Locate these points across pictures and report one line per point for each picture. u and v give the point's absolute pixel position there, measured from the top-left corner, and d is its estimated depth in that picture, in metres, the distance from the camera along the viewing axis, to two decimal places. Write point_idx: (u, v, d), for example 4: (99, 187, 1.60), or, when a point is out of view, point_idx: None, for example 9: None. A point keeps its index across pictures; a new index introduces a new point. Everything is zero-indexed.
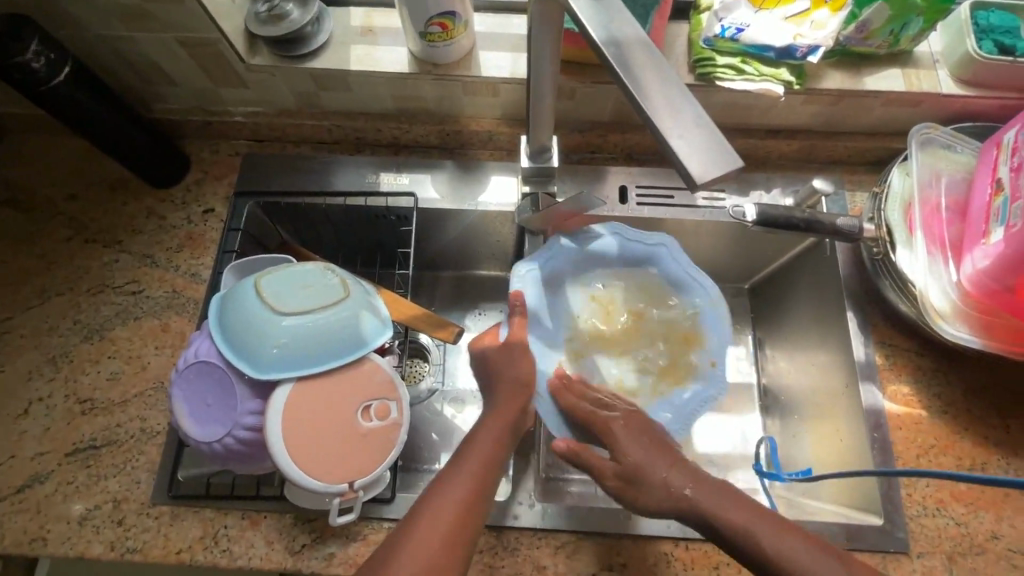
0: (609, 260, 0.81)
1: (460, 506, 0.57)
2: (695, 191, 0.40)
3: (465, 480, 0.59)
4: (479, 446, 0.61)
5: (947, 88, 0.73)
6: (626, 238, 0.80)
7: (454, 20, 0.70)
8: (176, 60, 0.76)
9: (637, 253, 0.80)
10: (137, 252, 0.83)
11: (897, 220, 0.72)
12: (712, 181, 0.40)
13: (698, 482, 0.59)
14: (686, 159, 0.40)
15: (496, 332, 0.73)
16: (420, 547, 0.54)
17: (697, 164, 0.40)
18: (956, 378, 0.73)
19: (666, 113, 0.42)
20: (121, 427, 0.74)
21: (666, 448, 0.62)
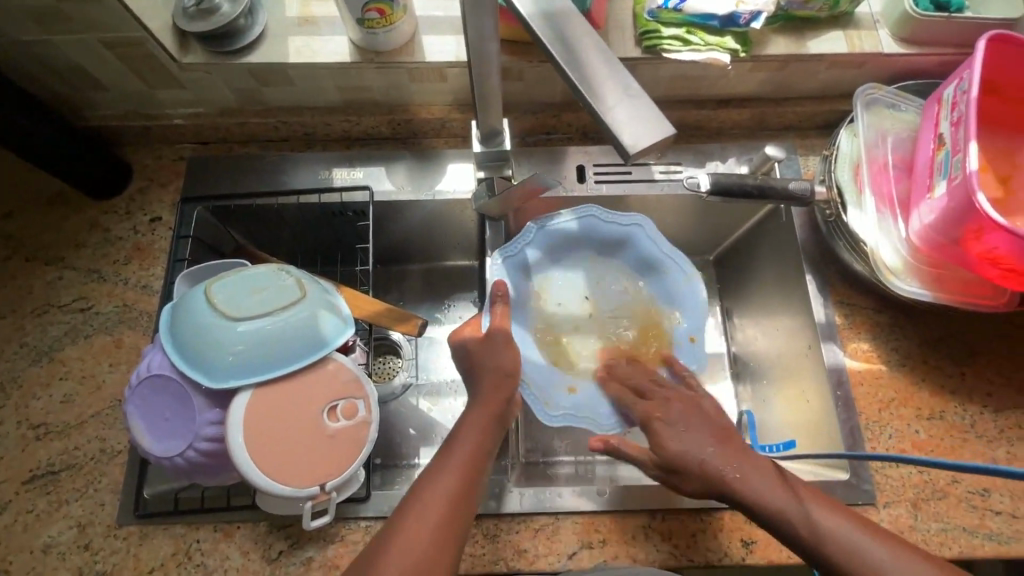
0: (584, 242, 0.83)
1: (449, 498, 0.57)
2: (630, 162, 0.41)
3: (454, 470, 0.59)
4: (460, 446, 0.61)
5: (888, 48, 0.74)
6: (605, 221, 0.81)
7: (392, 5, 0.68)
8: (103, 62, 0.72)
9: (612, 234, 0.82)
10: (82, 267, 0.80)
11: (846, 180, 0.73)
12: (645, 151, 0.40)
13: (740, 459, 0.61)
14: (619, 131, 0.40)
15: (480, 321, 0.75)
16: (405, 548, 0.54)
17: (631, 135, 0.40)
18: (911, 331, 0.75)
19: (598, 86, 0.42)
20: (79, 449, 0.71)
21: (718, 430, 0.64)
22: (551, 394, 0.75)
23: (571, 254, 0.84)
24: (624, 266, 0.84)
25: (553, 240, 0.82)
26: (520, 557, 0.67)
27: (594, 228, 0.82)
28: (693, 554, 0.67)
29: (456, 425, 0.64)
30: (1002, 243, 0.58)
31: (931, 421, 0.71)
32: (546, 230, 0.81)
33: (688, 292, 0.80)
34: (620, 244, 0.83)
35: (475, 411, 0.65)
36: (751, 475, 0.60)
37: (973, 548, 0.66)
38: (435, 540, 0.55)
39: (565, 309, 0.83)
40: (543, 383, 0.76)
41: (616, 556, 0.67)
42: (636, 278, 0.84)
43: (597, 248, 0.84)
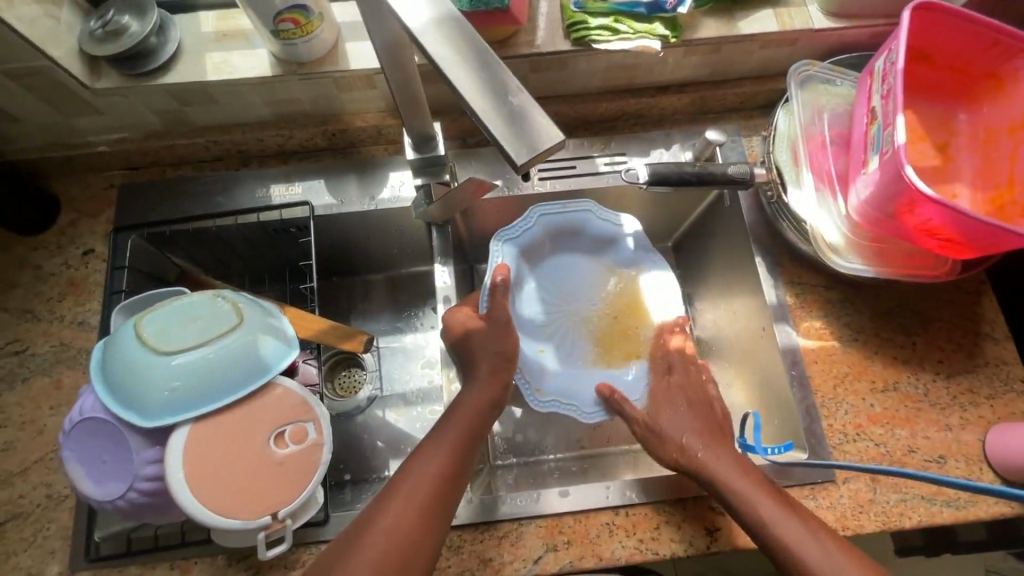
0: (579, 235, 0.84)
1: (448, 464, 0.60)
2: (521, 172, 0.39)
3: (455, 436, 0.62)
4: (443, 438, 0.62)
5: (818, 23, 0.73)
6: (601, 217, 0.82)
7: (306, 14, 0.66)
8: (10, 94, 0.69)
9: (608, 232, 0.83)
10: (14, 308, 0.77)
11: (786, 160, 0.73)
12: (535, 159, 0.38)
13: (711, 448, 0.64)
14: (505, 139, 0.38)
15: (479, 301, 0.75)
16: (409, 498, 0.56)
17: (519, 147, 0.38)
18: (862, 304, 0.76)
19: (485, 95, 0.40)
20: (24, 498, 0.69)
21: (705, 419, 0.68)
22: (541, 378, 0.76)
23: (571, 248, 0.85)
24: (615, 265, 0.84)
25: (555, 231, 0.83)
26: (486, 567, 0.66)
27: (591, 224, 0.82)
28: (658, 547, 0.67)
29: (440, 420, 0.64)
30: (935, 214, 0.58)
31: (885, 394, 0.72)
32: (545, 220, 0.81)
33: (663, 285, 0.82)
34: (613, 245, 0.84)
35: (462, 403, 0.65)
36: (721, 460, 0.62)
37: (931, 515, 0.66)
38: (414, 533, 0.54)
39: (559, 300, 0.83)
40: (534, 368, 0.77)
41: (582, 556, 0.66)
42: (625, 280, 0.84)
43: (591, 245, 0.84)
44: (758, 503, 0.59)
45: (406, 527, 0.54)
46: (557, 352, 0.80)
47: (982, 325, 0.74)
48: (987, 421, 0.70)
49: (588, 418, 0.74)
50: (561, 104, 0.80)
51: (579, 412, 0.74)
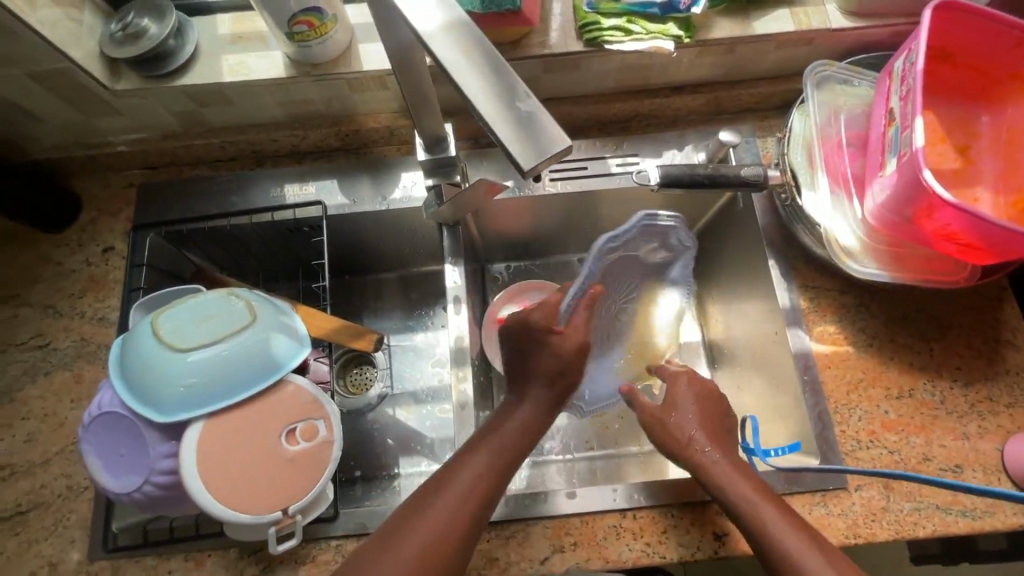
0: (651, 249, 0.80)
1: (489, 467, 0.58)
2: (527, 177, 0.39)
3: (495, 440, 0.61)
4: (490, 454, 0.59)
5: (836, 22, 0.72)
6: (677, 236, 0.78)
7: (320, 16, 0.67)
8: (34, 95, 0.70)
9: (670, 250, 0.80)
10: (38, 303, 0.79)
11: (801, 162, 0.72)
12: (540, 165, 0.38)
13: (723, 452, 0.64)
14: (511, 145, 0.39)
15: (557, 314, 0.70)
16: (455, 496, 0.56)
17: (526, 152, 0.38)
18: (878, 309, 0.74)
19: (493, 99, 0.40)
20: (46, 488, 0.71)
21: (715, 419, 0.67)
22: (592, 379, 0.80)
23: (644, 260, 0.81)
24: (658, 282, 0.84)
25: (641, 242, 0.77)
26: (493, 566, 0.66)
27: (669, 239, 0.78)
28: (665, 551, 0.67)
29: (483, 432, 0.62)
30: (953, 219, 0.57)
31: (900, 401, 0.70)
32: (643, 229, 0.76)
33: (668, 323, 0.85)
34: (667, 260, 0.82)
35: (507, 420, 0.62)
36: (724, 462, 0.62)
37: (946, 525, 0.65)
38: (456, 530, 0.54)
39: (613, 309, 0.81)
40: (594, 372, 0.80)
41: (589, 558, 0.66)
42: (658, 295, 0.85)
43: (653, 260, 0.81)
44: (761, 509, 0.58)
45: (440, 531, 0.53)
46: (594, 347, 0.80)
47: (1003, 331, 0.73)
48: (1006, 430, 0.69)
49: (584, 412, 0.81)
50: (572, 104, 0.80)
51: (583, 409, 0.80)
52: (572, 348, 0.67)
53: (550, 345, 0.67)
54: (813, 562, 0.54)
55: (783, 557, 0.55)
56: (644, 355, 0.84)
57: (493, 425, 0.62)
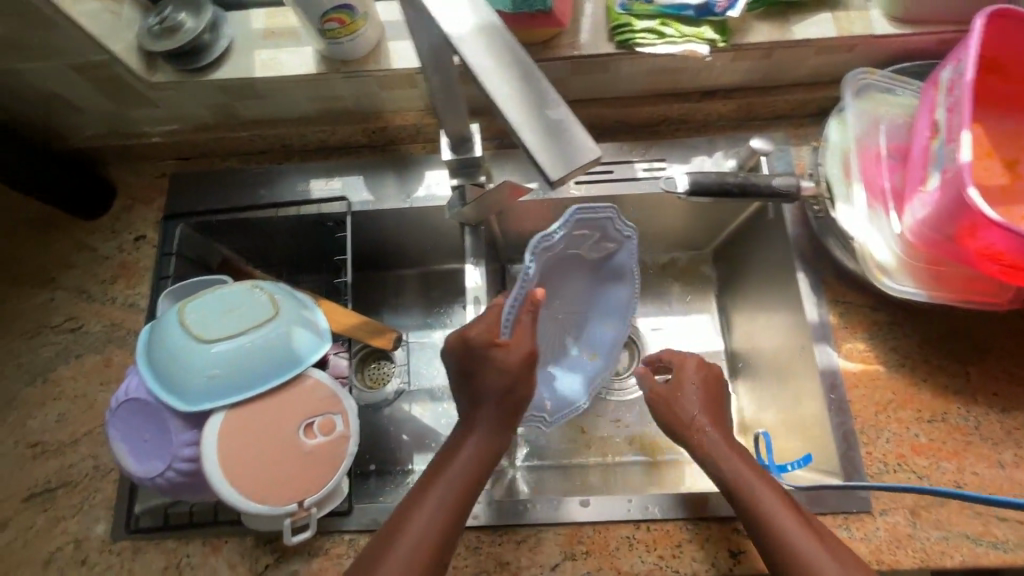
0: (589, 241, 0.73)
1: (478, 452, 0.61)
2: (554, 187, 0.39)
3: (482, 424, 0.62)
4: (439, 500, 0.58)
5: (880, 29, 0.69)
6: (611, 227, 0.71)
7: (351, 14, 0.67)
8: (74, 86, 0.72)
9: (607, 241, 0.74)
10: (72, 287, 0.81)
11: (837, 174, 0.70)
12: (568, 175, 0.38)
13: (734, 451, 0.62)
14: (539, 154, 0.38)
15: (500, 325, 0.64)
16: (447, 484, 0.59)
17: (554, 160, 0.38)
18: (911, 328, 0.72)
19: (520, 104, 0.39)
20: (74, 467, 0.73)
21: (716, 405, 0.67)
22: (547, 392, 0.77)
23: (582, 252, 0.75)
24: (603, 272, 0.78)
25: (575, 236, 0.71)
26: (503, 569, 0.66)
27: (599, 229, 0.71)
28: (679, 565, 0.65)
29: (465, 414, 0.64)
30: (998, 239, 0.54)
31: (932, 424, 0.68)
32: (568, 228, 0.69)
33: (616, 315, 0.79)
34: (606, 251, 0.75)
35: (451, 462, 0.60)
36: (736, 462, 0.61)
37: (976, 557, 0.62)
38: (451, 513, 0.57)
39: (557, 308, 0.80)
40: (549, 380, 0.78)
41: (600, 567, 0.66)
42: (602, 284, 0.79)
43: (592, 252, 0.75)
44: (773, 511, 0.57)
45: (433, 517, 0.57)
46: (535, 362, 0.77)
47: None
48: None
49: (552, 425, 0.77)
50: (601, 107, 0.78)
51: (548, 423, 0.75)
52: (519, 358, 0.62)
53: (493, 360, 0.62)
54: (823, 560, 0.53)
55: (791, 555, 0.55)
56: (601, 347, 0.80)
57: (437, 469, 0.60)
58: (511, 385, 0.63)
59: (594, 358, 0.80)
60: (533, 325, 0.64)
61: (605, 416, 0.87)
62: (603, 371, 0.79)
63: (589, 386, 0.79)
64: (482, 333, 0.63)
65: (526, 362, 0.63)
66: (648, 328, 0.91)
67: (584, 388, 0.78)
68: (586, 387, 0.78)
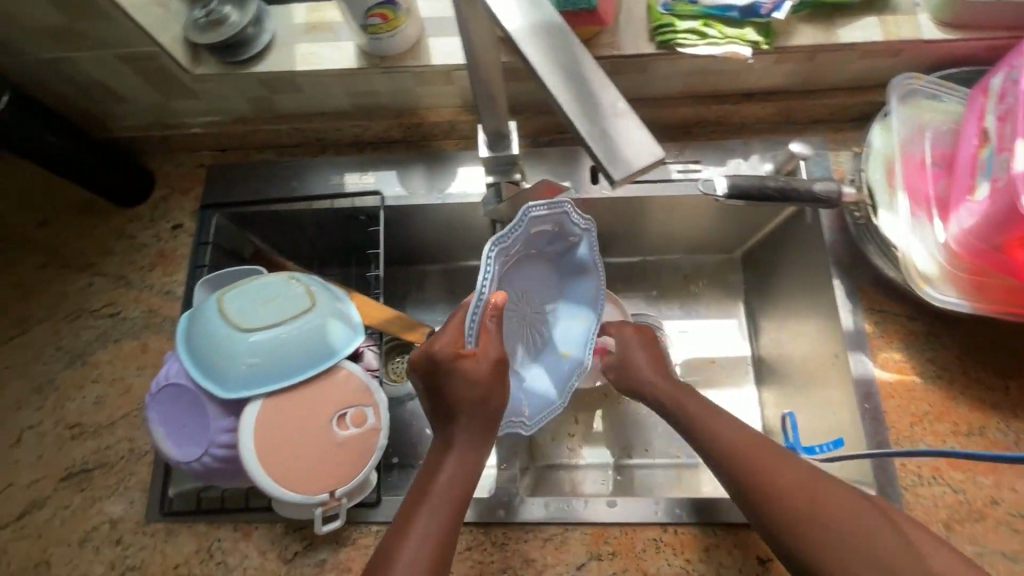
0: (544, 236, 0.68)
1: (467, 448, 0.57)
2: (615, 188, 0.39)
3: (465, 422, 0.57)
4: (429, 526, 0.53)
5: (929, 34, 0.68)
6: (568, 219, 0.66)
7: (395, 10, 0.67)
8: (121, 76, 0.74)
9: (564, 234, 0.68)
10: (111, 273, 0.83)
11: (879, 181, 0.69)
12: (632, 176, 0.37)
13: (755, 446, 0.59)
14: (603, 154, 0.38)
15: (464, 334, 0.59)
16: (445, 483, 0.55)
17: (616, 161, 0.38)
18: (950, 340, 0.71)
19: (582, 104, 0.39)
20: (110, 449, 0.75)
21: (661, 364, 0.73)
22: (522, 402, 0.69)
23: (536, 248, 0.69)
24: (564, 266, 0.72)
25: (531, 233, 0.65)
26: (528, 567, 0.67)
27: (556, 223, 0.66)
28: (705, 570, 0.65)
29: (442, 415, 0.58)
30: None
31: (969, 438, 0.67)
32: (528, 223, 0.63)
33: (586, 308, 0.73)
34: (567, 243, 0.70)
35: (433, 485, 0.55)
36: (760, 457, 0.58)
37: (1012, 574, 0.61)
38: (453, 505, 0.54)
39: (518, 312, 0.72)
40: (523, 388, 0.70)
41: (627, 568, 0.66)
42: (564, 279, 0.73)
43: (550, 246, 0.70)
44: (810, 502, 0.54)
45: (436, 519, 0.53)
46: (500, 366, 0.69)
47: None
48: None
49: (532, 430, 0.70)
50: (638, 108, 0.78)
51: (528, 428, 0.69)
52: (488, 366, 0.58)
53: (460, 371, 0.57)
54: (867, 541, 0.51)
55: (842, 551, 0.51)
56: (573, 345, 0.73)
57: (418, 495, 0.55)
58: (483, 396, 0.58)
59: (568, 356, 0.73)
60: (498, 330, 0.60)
61: (630, 417, 0.87)
62: (581, 370, 0.72)
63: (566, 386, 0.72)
64: (446, 344, 0.58)
65: (494, 370, 0.58)
66: (674, 331, 0.90)
67: (559, 388, 0.72)
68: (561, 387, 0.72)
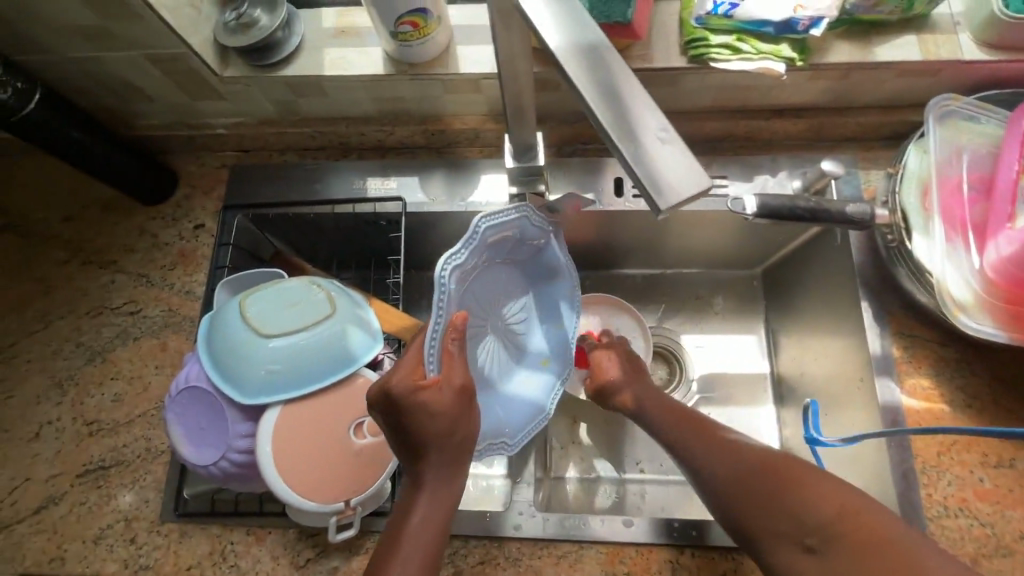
0: (508, 243, 0.65)
1: (441, 485, 0.53)
2: (660, 215, 0.37)
3: (437, 457, 0.53)
4: (402, 572, 0.50)
5: (969, 54, 0.66)
6: (531, 223, 0.64)
7: (425, 17, 0.67)
8: (150, 77, 0.74)
9: (528, 239, 0.66)
10: (133, 271, 0.83)
11: (913, 203, 0.67)
12: (680, 203, 0.36)
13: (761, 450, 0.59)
14: (649, 180, 0.36)
15: (423, 362, 0.55)
16: (424, 521, 0.52)
17: (663, 188, 0.36)
18: (980, 368, 0.69)
19: (625, 128, 0.38)
20: (127, 447, 0.75)
21: (639, 373, 0.75)
22: (502, 420, 0.67)
23: (501, 256, 0.67)
24: (533, 271, 0.71)
25: (492, 242, 0.63)
26: None
27: (519, 230, 0.64)
28: None
29: (408, 450, 0.54)
30: None
31: (998, 470, 0.65)
32: (486, 233, 0.59)
33: (559, 313, 0.72)
34: (533, 248, 0.68)
35: (406, 526, 0.52)
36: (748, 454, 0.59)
37: None
38: (430, 544, 0.52)
39: (490, 324, 0.70)
40: (502, 404, 0.68)
41: None
42: (534, 285, 0.72)
43: (517, 252, 0.68)
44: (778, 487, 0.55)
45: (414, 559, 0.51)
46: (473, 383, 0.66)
47: None
48: None
49: (517, 448, 0.67)
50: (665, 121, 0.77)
51: (513, 446, 0.66)
52: (452, 395, 0.53)
53: (422, 404, 0.52)
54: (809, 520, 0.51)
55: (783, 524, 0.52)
56: (551, 351, 0.72)
57: (392, 539, 0.52)
58: (449, 428, 0.53)
59: (546, 365, 0.72)
60: (463, 354, 0.55)
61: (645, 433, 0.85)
62: (561, 378, 0.72)
63: (547, 396, 0.71)
64: (404, 377, 0.53)
65: (461, 398, 0.54)
66: (692, 346, 0.89)
67: (542, 401, 0.70)
68: (542, 401, 0.70)
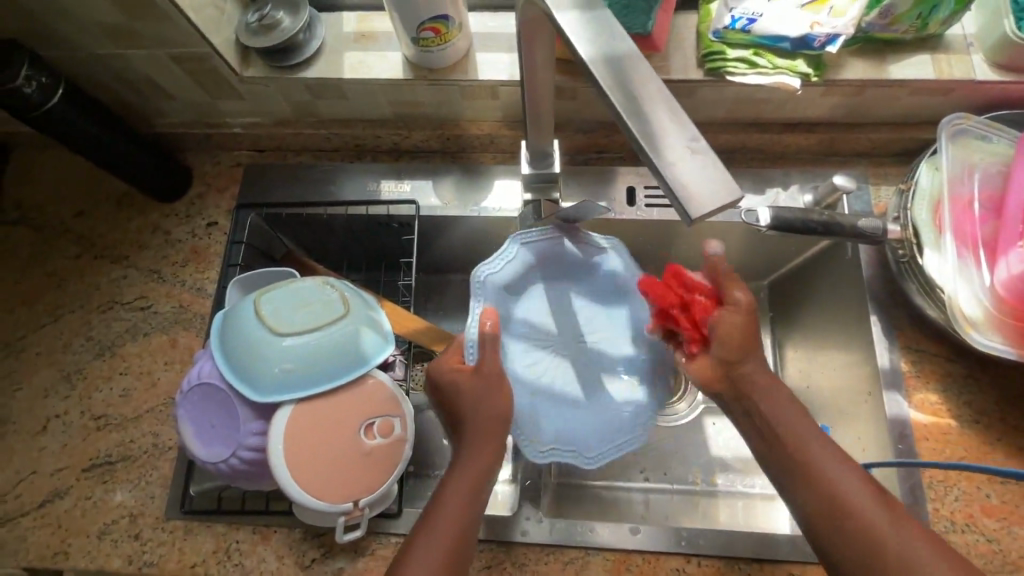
0: (561, 262, 0.72)
1: (471, 456, 0.55)
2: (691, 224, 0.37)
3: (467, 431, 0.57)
4: (429, 537, 0.51)
5: (981, 75, 0.67)
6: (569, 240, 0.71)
7: (447, 24, 0.68)
8: (171, 76, 0.75)
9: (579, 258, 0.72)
10: (145, 267, 0.84)
11: (925, 219, 0.67)
12: (711, 213, 0.36)
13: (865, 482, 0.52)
14: (681, 188, 0.37)
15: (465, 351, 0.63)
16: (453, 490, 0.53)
17: (694, 197, 0.37)
18: (989, 385, 0.70)
19: (657, 137, 0.38)
20: (135, 443, 0.75)
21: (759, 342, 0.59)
22: (574, 433, 0.67)
23: (558, 275, 0.73)
24: (603, 291, 0.73)
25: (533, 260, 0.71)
26: None
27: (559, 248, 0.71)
28: None
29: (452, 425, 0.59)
30: None
31: (1005, 486, 0.65)
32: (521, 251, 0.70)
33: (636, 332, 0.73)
34: (590, 267, 0.73)
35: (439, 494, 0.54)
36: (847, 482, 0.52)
37: None
38: (458, 512, 0.52)
39: (569, 345, 0.73)
40: (576, 420, 0.69)
41: None
42: (610, 306, 0.74)
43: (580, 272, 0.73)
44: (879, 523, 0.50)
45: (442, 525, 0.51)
46: (546, 398, 0.69)
47: None
48: None
49: (590, 461, 0.67)
50: None
51: (584, 460, 0.66)
52: (479, 377, 0.58)
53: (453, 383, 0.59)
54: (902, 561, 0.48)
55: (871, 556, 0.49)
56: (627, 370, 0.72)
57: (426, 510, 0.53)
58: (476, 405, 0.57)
59: (622, 383, 0.71)
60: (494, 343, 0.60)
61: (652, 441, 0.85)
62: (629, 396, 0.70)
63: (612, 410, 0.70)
64: (442, 362, 0.62)
65: (488, 381, 0.58)
66: None
67: (608, 417, 0.69)
68: (610, 414, 0.69)
